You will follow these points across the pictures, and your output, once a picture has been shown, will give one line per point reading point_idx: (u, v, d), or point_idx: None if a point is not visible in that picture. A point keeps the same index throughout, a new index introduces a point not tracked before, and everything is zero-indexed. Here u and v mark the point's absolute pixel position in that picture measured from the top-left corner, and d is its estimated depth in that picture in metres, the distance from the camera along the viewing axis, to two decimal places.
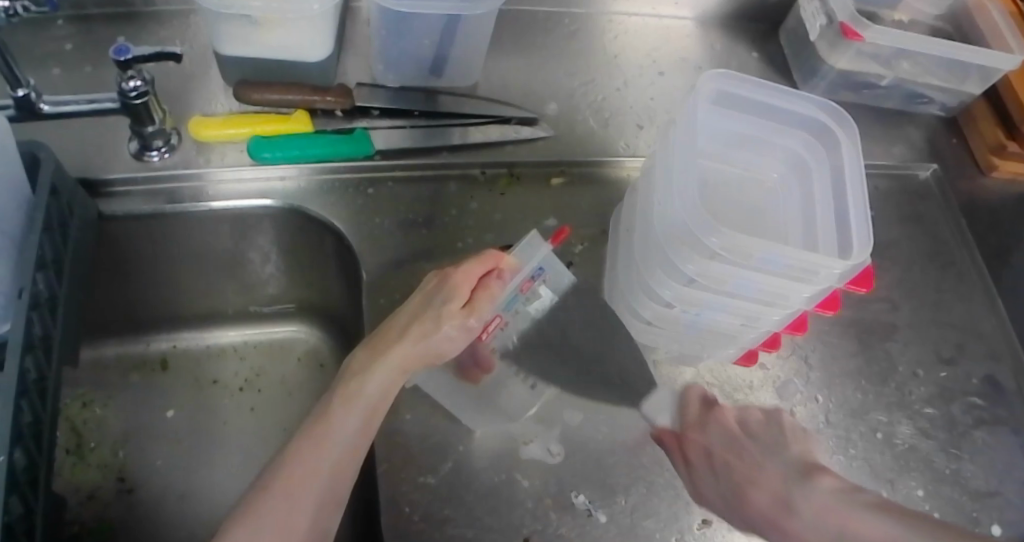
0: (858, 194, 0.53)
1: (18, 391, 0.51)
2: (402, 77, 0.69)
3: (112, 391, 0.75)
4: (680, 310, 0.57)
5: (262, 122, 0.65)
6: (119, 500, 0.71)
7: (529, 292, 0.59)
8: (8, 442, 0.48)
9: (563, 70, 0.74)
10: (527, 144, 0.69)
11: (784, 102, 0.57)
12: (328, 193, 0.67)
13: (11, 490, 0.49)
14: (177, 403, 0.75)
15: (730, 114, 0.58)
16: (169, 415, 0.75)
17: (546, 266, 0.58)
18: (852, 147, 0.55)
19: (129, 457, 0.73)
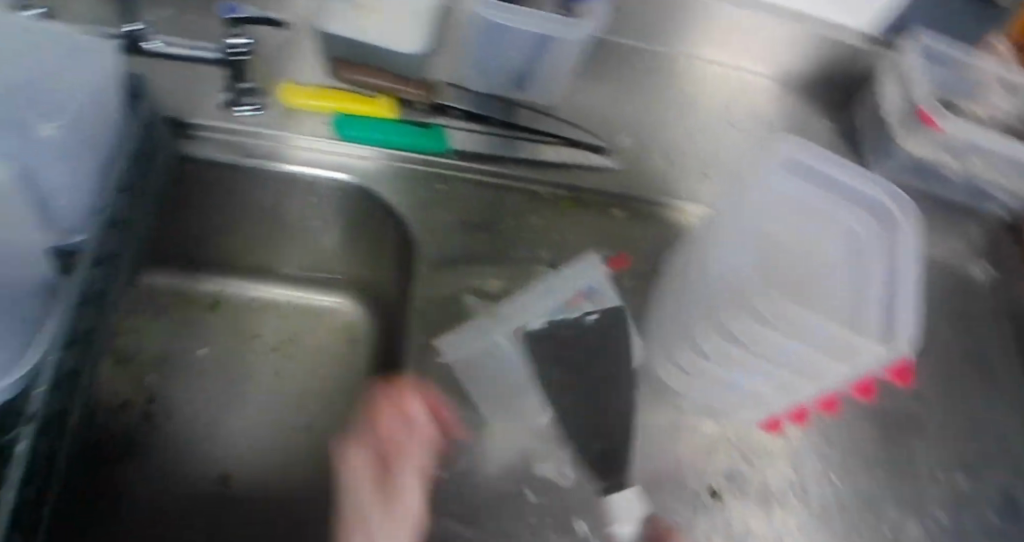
0: (908, 281, 0.55)
1: (81, 297, 0.54)
2: (489, 84, 0.71)
3: (155, 320, 0.78)
4: (717, 366, 0.57)
5: (348, 100, 0.67)
6: (139, 424, 0.73)
7: (580, 305, 0.63)
8: (60, 344, 0.52)
9: (641, 105, 0.75)
10: (594, 172, 0.70)
11: (850, 180, 0.60)
12: (394, 181, 0.68)
13: (55, 389, 0.52)
14: (212, 345, 0.78)
15: (792, 183, 0.60)
16: (201, 353, 0.77)
17: (598, 286, 0.63)
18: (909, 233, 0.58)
19: (158, 385, 0.75)
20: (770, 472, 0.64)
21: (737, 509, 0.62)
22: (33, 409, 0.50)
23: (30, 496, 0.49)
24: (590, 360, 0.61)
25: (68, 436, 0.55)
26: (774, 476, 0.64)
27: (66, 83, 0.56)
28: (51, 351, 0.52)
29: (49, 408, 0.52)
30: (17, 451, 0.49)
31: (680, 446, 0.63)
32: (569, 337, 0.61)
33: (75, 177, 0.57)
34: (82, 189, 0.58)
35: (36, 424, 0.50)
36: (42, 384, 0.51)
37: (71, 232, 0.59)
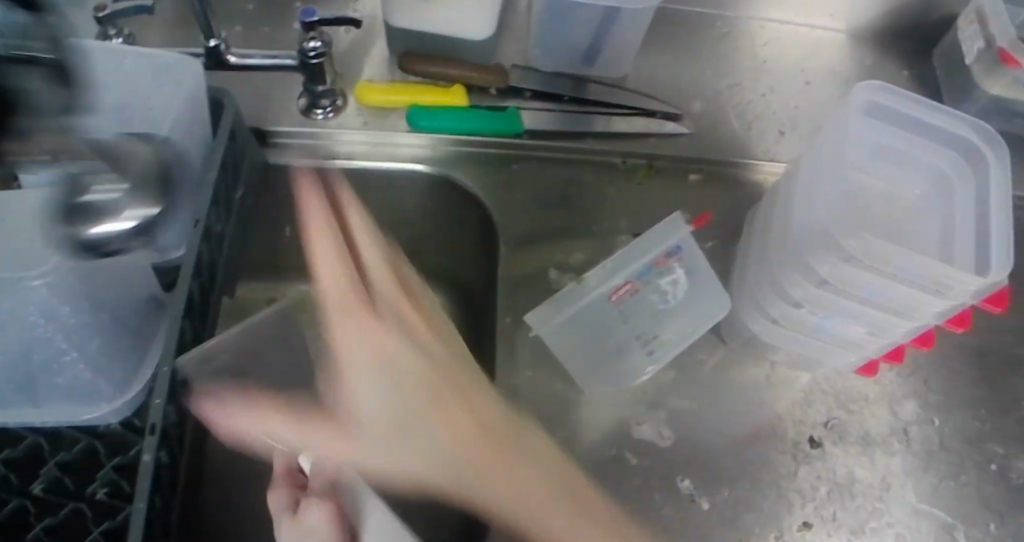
0: (1001, 216, 0.52)
1: (184, 306, 0.58)
2: (557, 63, 0.73)
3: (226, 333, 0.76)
4: (807, 312, 0.57)
5: (419, 93, 0.69)
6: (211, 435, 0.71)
7: (663, 268, 0.64)
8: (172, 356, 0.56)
9: (711, 72, 0.74)
10: (670, 140, 0.70)
11: (937, 119, 0.56)
12: (472, 164, 0.71)
13: (173, 398, 0.56)
14: None
15: (872, 126, 0.57)
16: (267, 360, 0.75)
17: (683, 244, 0.64)
18: (1001, 171, 0.54)
19: None
20: (869, 419, 0.65)
21: (839, 457, 0.63)
22: (153, 419, 0.54)
23: (156, 503, 0.54)
24: (671, 321, 0.64)
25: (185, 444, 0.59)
26: (876, 423, 0.65)
27: (151, 103, 0.60)
28: (165, 362, 0.55)
29: (166, 418, 0.55)
30: (142, 461, 0.53)
31: (777, 398, 0.65)
32: (653, 300, 0.64)
33: None
34: None
35: (156, 434, 0.53)
36: (159, 394, 0.55)
37: (170, 250, 0.61)
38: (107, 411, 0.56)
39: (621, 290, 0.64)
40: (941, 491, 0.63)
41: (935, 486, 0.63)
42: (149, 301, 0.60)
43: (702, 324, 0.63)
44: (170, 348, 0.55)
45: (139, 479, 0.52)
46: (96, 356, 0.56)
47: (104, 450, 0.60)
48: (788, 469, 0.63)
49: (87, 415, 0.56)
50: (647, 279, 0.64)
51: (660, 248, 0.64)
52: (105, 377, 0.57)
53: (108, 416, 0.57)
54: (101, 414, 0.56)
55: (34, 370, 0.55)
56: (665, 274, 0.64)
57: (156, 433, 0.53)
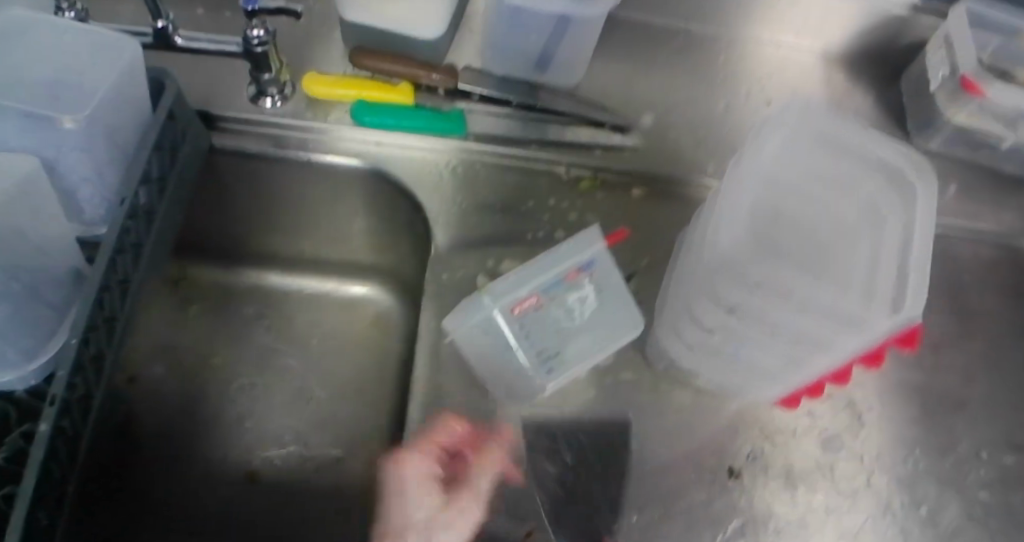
0: (920, 245, 0.52)
1: (99, 286, 0.58)
2: (507, 70, 0.71)
3: (177, 315, 0.79)
4: (720, 340, 0.56)
5: (364, 89, 0.69)
6: (151, 410, 0.75)
7: (574, 281, 0.61)
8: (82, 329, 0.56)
9: (667, 85, 0.73)
10: (615, 152, 0.69)
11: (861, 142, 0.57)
12: (414, 163, 0.70)
13: (79, 371, 0.56)
14: (233, 330, 0.79)
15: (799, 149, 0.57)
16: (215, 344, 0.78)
17: (595, 259, 0.61)
18: (925, 193, 0.54)
19: (159, 370, 0.77)
20: (794, 452, 0.62)
21: (759, 490, 0.61)
22: (56, 389, 0.54)
23: (53, 472, 0.54)
24: (579, 336, 0.62)
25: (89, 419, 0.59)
26: (802, 456, 0.62)
27: (81, 77, 0.60)
28: (74, 335, 0.55)
29: (69, 390, 0.55)
30: (39, 430, 0.53)
31: (700, 425, 0.63)
32: (557, 314, 0.61)
33: (91, 172, 0.60)
34: (101, 183, 0.62)
35: (57, 405, 0.54)
36: (64, 367, 0.55)
37: (97, 224, 0.65)
38: (17, 377, 0.59)
39: (523, 306, 0.59)
40: (863, 531, 0.60)
41: (858, 527, 0.60)
42: (70, 273, 0.61)
43: (601, 344, 0.62)
44: (81, 321, 0.56)
45: (34, 450, 0.52)
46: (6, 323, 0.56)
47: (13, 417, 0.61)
48: (704, 498, 0.60)
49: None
50: (552, 294, 0.60)
51: (571, 263, 0.60)
52: (13, 344, 0.57)
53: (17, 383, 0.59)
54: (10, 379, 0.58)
55: None
56: (579, 292, 0.61)
57: (55, 405, 0.53)
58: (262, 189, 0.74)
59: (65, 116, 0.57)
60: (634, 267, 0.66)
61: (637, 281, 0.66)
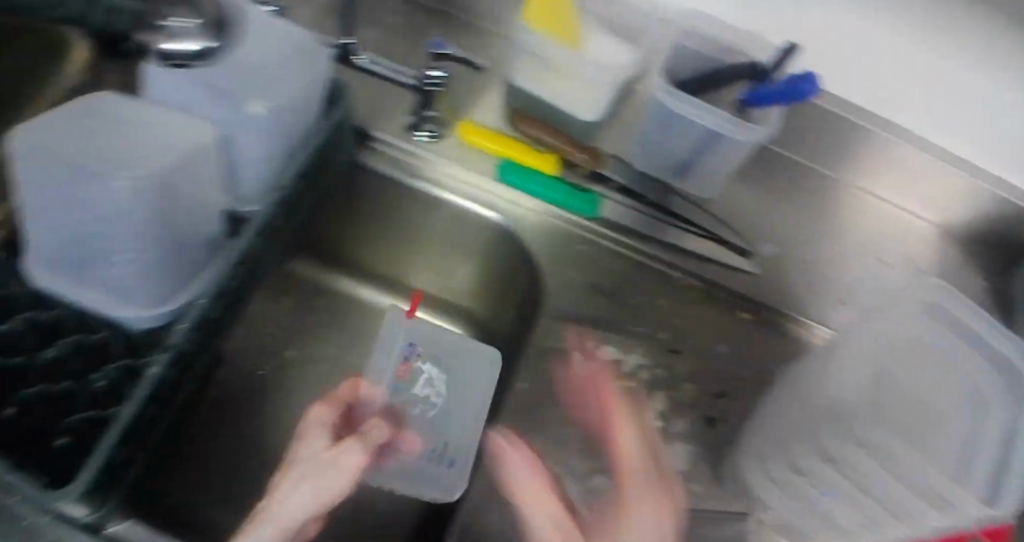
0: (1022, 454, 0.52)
1: (237, 259, 0.61)
2: (651, 166, 0.74)
3: (268, 305, 0.81)
4: (806, 483, 0.56)
5: (513, 148, 0.72)
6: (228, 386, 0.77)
7: (410, 373, 0.72)
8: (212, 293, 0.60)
9: (793, 221, 0.75)
10: (731, 272, 0.71)
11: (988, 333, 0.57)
12: (539, 230, 0.72)
13: (198, 328, 0.59)
14: (319, 337, 0.81)
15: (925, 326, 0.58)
16: (300, 344, 0.81)
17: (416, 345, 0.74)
18: None
19: (240, 348, 0.79)
20: None
21: None
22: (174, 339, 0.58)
23: (147, 415, 0.57)
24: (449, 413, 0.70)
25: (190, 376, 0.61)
26: None
27: (273, 69, 0.63)
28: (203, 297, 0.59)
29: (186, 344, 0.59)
30: (150, 370, 0.56)
31: None
32: (420, 414, 0.70)
33: (260, 156, 0.64)
34: (265, 168, 0.65)
35: (170, 353, 0.57)
36: (189, 319, 0.59)
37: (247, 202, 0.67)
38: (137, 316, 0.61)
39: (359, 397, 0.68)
40: None
41: None
42: (208, 243, 0.65)
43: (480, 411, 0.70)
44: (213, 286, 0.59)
45: (140, 387, 0.55)
46: (149, 263, 0.60)
47: (118, 350, 0.64)
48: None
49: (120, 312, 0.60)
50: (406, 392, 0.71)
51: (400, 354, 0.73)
52: None
53: (136, 321, 0.62)
54: (132, 316, 0.61)
55: (94, 252, 0.60)
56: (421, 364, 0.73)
57: (171, 352, 0.56)
58: (389, 208, 0.76)
59: (256, 102, 0.61)
60: (725, 388, 0.67)
61: (725, 401, 0.67)
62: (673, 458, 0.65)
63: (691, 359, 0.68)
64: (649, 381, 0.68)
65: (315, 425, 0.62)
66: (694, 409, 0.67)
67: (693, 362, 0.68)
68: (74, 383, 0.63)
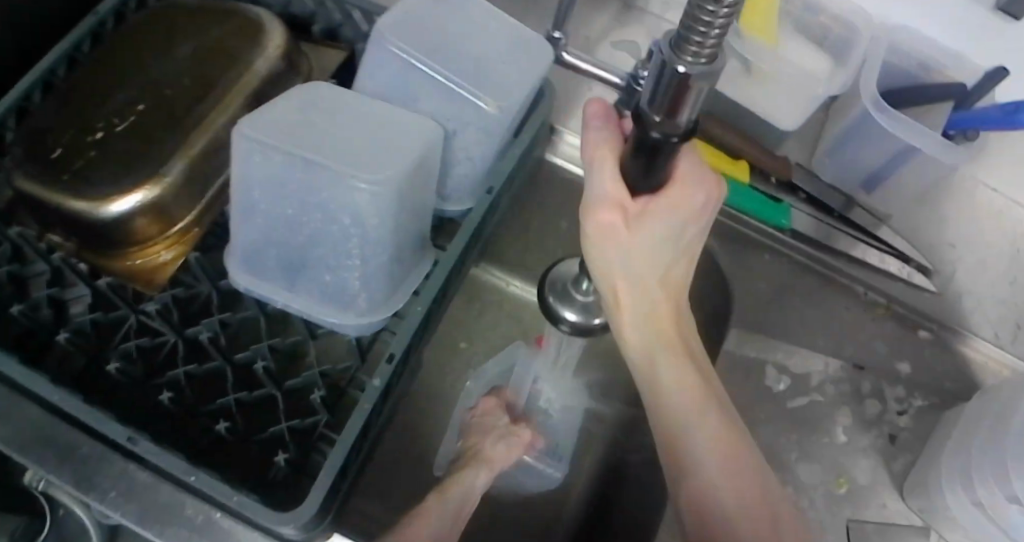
0: None
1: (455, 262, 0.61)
2: (839, 177, 0.75)
3: None
4: (1018, 509, 0.57)
5: (708, 153, 0.71)
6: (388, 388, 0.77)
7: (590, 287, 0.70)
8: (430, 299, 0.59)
9: (969, 241, 0.75)
10: (913, 290, 0.72)
11: None
12: (724, 237, 0.73)
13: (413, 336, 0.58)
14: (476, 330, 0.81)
15: None
16: (457, 333, 0.80)
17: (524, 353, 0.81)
18: None
19: None
20: None
21: None
22: (394, 349, 0.56)
23: (366, 427, 0.55)
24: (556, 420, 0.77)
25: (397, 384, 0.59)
26: None
27: (500, 64, 0.60)
28: (422, 303, 0.58)
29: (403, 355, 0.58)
30: (372, 382, 0.55)
31: None
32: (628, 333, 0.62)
33: (477, 155, 0.62)
34: (476, 167, 0.63)
35: (392, 364, 0.56)
36: (408, 329, 0.57)
37: (449, 200, 0.64)
38: (351, 324, 0.59)
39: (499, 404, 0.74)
40: None
41: None
42: (420, 242, 0.62)
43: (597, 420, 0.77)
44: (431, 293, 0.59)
45: (365, 400, 0.54)
46: (372, 273, 0.57)
47: (314, 353, 0.62)
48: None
49: (331, 318, 0.59)
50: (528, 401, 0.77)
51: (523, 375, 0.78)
52: (367, 294, 0.58)
53: (348, 328, 0.59)
54: (344, 321, 0.59)
55: (309, 259, 0.58)
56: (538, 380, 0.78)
57: (391, 364, 0.55)
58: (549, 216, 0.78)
59: (488, 99, 0.59)
60: (907, 405, 0.69)
61: (907, 419, 0.68)
62: (857, 474, 0.66)
63: (875, 375, 0.69)
64: (834, 395, 0.68)
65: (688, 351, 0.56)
66: (876, 427, 0.68)
67: (876, 378, 0.69)
68: (275, 389, 0.59)
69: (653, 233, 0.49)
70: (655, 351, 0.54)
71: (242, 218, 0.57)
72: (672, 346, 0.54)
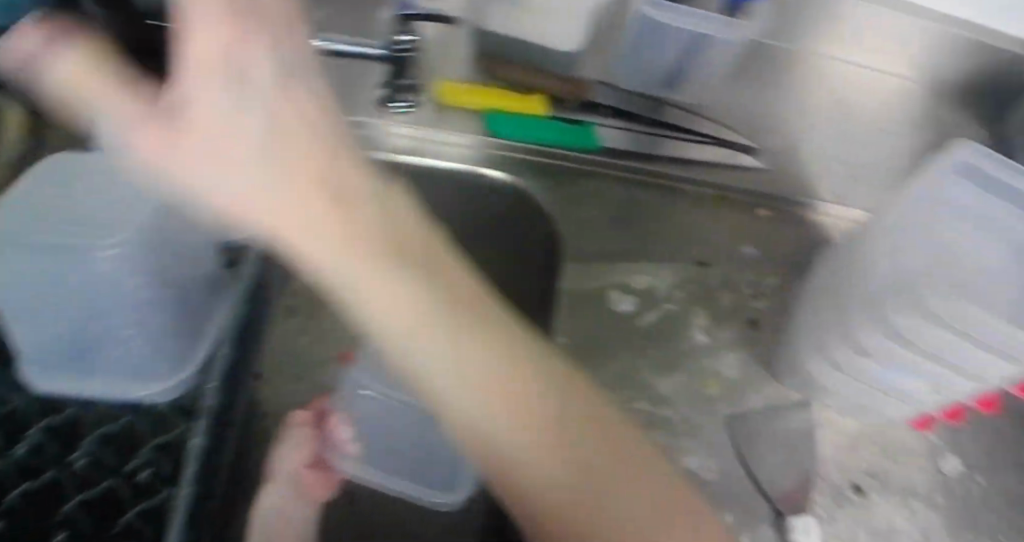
0: None
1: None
2: (638, 83, 0.72)
3: None
4: (870, 363, 0.57)
5: (497, 97, 0.69)
6: None
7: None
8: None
9: (791, 106, 0.74)
10: (741, 171, 0.71)
11: None
12: (541, 175, 0.71)
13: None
14: None
15: (965, 190, 0.56)
16: None
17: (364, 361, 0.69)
18: None
19: None
20: (913, 473, 0.64)
21: (881, 507, 0.63)
22: (211, 397, 0.58)
23: (207, 486, 0.53)
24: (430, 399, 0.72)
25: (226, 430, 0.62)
26: (918, 475, 0.64)
27: None
28: (225, 344, 0.61)
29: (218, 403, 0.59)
30: (192, 441, 0.56)
31: (822, 442, 0.64)
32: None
33: None
34: None
35: (212, 411, 0.58)
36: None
37: None
38: (167, 386, 0.58)
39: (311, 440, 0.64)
40: None
41: None
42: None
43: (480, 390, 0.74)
44: (229, 336, 0.60)
45: (191, 454, 0.55)
46: (153, 335, 0.59)
47: (146, 430, 0.58)
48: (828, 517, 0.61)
49: (138, 390, 0.59)
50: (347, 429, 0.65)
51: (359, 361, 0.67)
52: None
53: (157, 391, 0.60)
54: (152, 389, 0.59)
55: (93, 335, 0.59)
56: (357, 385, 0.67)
57: (213, 418, 0.53)
58: None
59: None
60: (760, 288, 0.68)
61: (764, 301, 0.68)
62: (726, 368, 0.66)
63: (723, 267, 0.69)
64: (684, 299, 0.68)
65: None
66: (735, 317, 0.67)
67: (723, 271, 0.69)
68: (114, 480, 0.55)
69: (257, 128, 0.38)
70: (447, 376, 0.41)
71: (21, 317, 0.57)
72: (382, 260, 0.40)
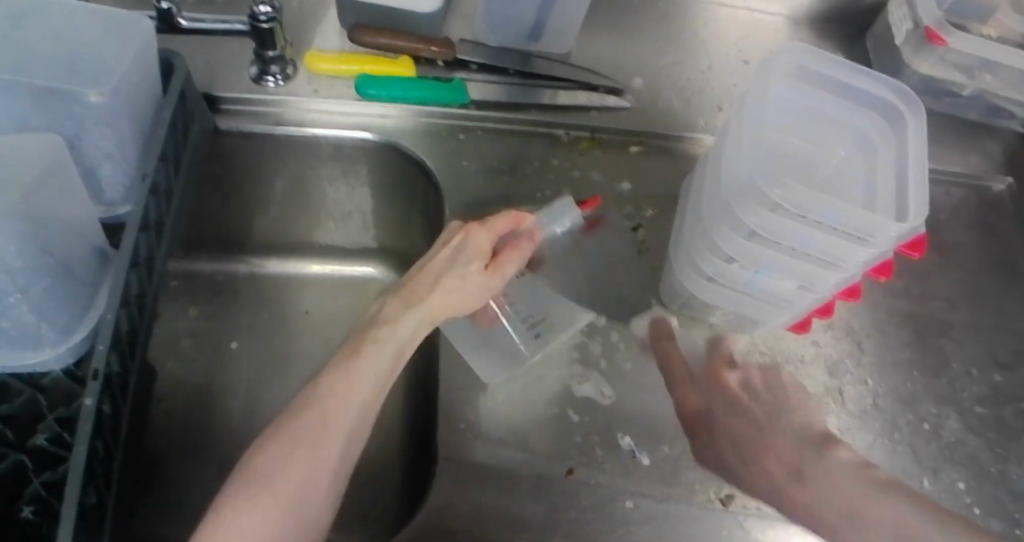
0: (920, 179, 0.54)
1: (130, 263, 0.56)
2: (502, 38, 0.74)
3: (185, 305, 0.82)
4: (739, 267, 0.58)
5: (366, 63, 0.70)
6: (161, 414, 0.76)
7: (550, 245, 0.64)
8: (117, 304, 0.54)
9: (656, 49, 0.77)
10: (611, 113, 0.73)
11: (861, 82, 0.59)
12: (420, 135, 0.72)
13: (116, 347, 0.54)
14: (249, 324, 0.82)
15: (794, 88, 0.59)
16: (228, 346, 0.80)
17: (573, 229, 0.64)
18: (917, 125, 0.57)
19: (169, 364, 0.78)
20: (804, 379, 0.65)
21: None
22: (97, 364, 0.52)
23: (98, 452, 0.52)
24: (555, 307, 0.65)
25: (129, 394, 0.58)
26: (810, 382, 0.65)
27: (98, 53, 0.58)
28: (110, 309, 0.54)
29: (109, 365, 0.53)
30: (85, 406, 0.50)
31: (715, 360, 0.65)
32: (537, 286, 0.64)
33: (114, 149, 0.59)
34: (123, 159, 0.60)
35: (101, 380, 0.51)
36: (103, 341, 0.53)
37: (118, 203, 0.62)
38: (51, 357, 0.57)
39: (464, 239, 0.58)
40: (877, 445, 0.63)
41: (870, 444, 0.63)
42: (96, 254, 0.59)
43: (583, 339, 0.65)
44: (116, 295, 0.54)
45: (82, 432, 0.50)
46: (40, 301, 0.54)
47: (45, 404, 0.59)
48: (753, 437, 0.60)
49: (27, 361, 0.56)
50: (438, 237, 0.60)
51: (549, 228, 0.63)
52: (49, 324, 0.55)
53: (52, 364, 0.58)
54: (44, 360, 0.57)
55: None
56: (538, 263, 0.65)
57: (101, 378, 0.51)
58: (257, 190, 0.77)
59: (89, 89, 0.55)
60: (638, 220, 0.71)
61: (643, 232, 0.70)
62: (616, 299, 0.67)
63: (601, 205, 0.71)
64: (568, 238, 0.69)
65: (473, 249, 0.57)
66: (618, 249, 0.69)
67: (602, 208, 0.70)
68: (17, 455, 0.59)
69: None
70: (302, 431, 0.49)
71: None
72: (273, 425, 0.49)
